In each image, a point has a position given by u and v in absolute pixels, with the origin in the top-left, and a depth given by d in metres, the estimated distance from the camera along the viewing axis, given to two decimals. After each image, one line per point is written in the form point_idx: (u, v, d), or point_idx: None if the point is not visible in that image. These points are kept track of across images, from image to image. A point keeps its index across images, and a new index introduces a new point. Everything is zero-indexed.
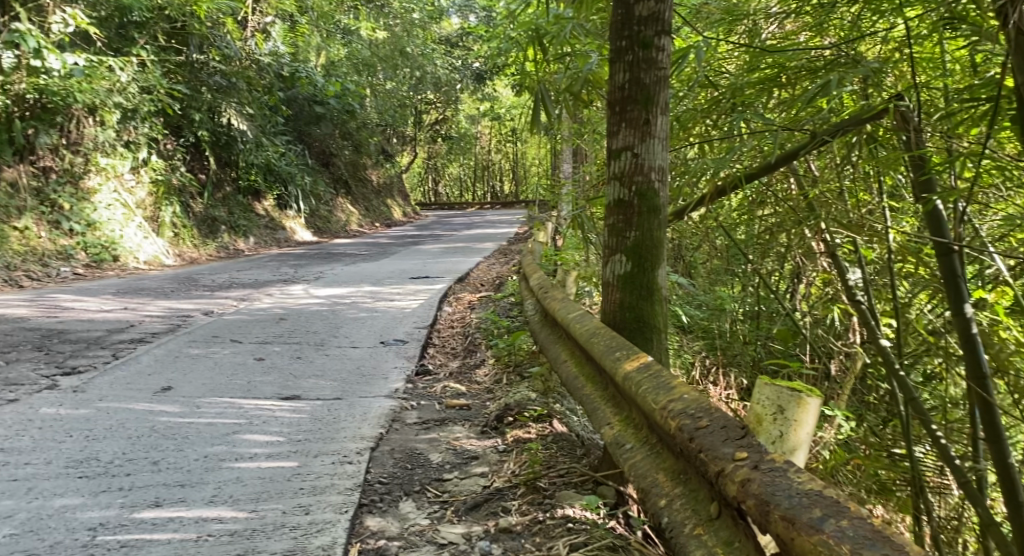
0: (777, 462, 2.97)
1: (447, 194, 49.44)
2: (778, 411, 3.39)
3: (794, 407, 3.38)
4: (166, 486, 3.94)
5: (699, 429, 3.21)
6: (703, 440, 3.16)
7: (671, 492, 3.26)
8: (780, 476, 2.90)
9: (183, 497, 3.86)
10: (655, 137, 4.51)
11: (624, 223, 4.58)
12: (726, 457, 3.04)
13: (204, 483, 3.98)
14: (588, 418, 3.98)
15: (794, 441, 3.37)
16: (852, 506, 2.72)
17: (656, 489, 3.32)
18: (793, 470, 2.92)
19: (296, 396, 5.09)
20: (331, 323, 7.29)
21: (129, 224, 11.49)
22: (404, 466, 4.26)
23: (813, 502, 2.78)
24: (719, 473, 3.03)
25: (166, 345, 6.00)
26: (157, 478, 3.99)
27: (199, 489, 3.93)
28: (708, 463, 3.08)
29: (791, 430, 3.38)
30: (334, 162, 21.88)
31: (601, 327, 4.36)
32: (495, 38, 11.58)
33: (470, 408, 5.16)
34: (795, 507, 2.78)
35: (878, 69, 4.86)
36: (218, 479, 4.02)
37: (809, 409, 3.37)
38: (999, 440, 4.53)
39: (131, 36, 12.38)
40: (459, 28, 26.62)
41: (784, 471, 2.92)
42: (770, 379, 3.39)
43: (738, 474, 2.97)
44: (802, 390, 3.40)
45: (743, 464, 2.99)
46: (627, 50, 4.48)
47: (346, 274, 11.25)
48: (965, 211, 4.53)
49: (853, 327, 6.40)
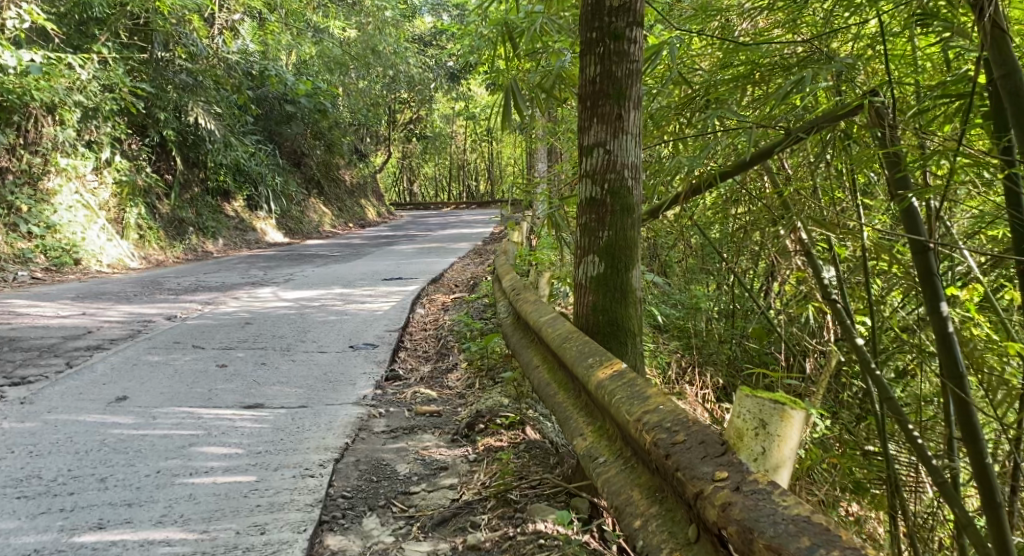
0: (760, 483, 2.85)
1: (421, 194, 49.13)
2: (761, 425, 2.96)
3: (777, 421, 2.95)
4: (111, 505, 3.75)
5: (675, 445, 3.08)
6: (681, 458, 3.03)
7: (645, 510, 3.12)
8: (764, 501, 2.79)
9: (129, 517, 3.68)
10: (628, 133, 4.37)
11: (597, 223, 4.44)
12: (706, 478, 2.92)
13: (153, 502, 3.79)
14: (559, 428, 3.84)
15: (778, 459, 2.95)
16: (842, 534, 2.61)
17: (630, 507, 3.17)
18: (778, 493, 2.80)
19: (259, 404, 4.90)
20: (298, 326, 7.09)
21: (92, 226, 11.24)
22: (370, 479, 4.09)
23: (800, 531, 2.68)
24: (698, 495, 2.91)
25: (123, 352, 5.79)
26: (102, 497, 3.80)
27: (147, 508, 3.75)
28: (687, 483, 2.95)
29: (776, 446, 2.95)
30: (305, 162, 21.62)
31: (573, 331, 4.21)
32: (467, 34, 11.41)
33: (441, 414, 4.99)
34: (781, 536, 2.68)
35: (852, 64, 4.75)
36: (169, 496, 3.84)
37: (794, 423, 2.94)
38: (976, 441, 4.42)
39: (92, 33, 12.15)
40: (432, 27, 26.46)
41: (767, 494, 2.81)
42: (751, 390, 2.95)
43: (719, 497, 2.85)
44: (786, 400, 2.96)
45: (724, 486, 2.87)
46: (597, 42, 4.34)
47: (317, 275, 11.04)
48: (943, 208, 4.42)
49: (828, 325, 6.30)
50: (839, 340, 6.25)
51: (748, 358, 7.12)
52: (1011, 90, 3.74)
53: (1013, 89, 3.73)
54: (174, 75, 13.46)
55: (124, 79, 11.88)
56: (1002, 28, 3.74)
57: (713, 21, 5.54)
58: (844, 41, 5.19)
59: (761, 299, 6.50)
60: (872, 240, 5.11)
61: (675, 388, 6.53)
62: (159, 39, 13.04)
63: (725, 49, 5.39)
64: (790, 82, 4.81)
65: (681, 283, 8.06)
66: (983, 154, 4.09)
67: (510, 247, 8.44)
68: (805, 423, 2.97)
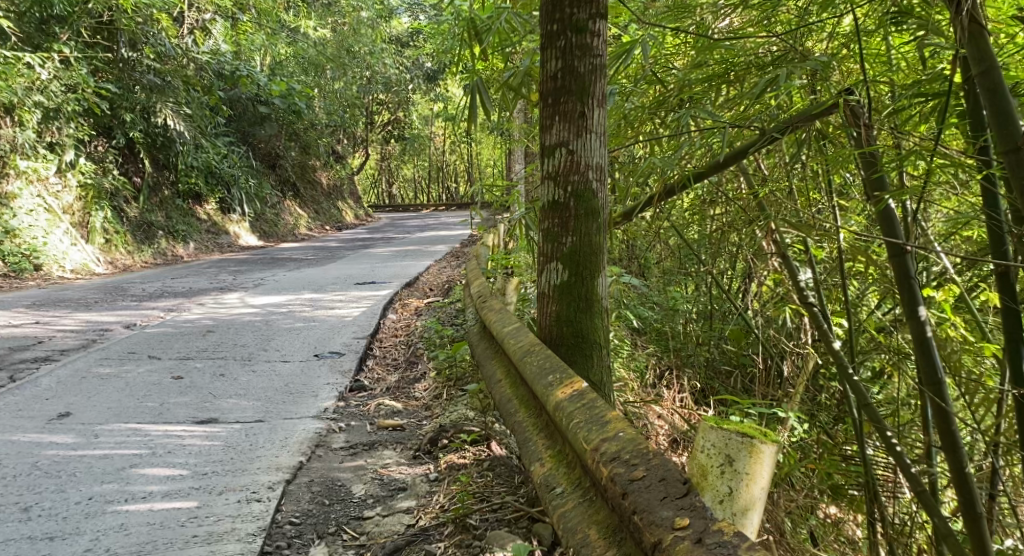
0: (725, 535, 2.64)
1: (400, 196, 48.70)
2: (726, 461, 2.88)
3: (745, 457, 2.88)
4: (32, 539, 3.53)
5: (634, 481, 2.87)
6: (638, 498, 2.82)
7: (603, 551, 2.88)
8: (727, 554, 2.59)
9: (49, 552, 3.46)
10: (592, 131, 4.16)
11: (560, 228, 4.22)
12: (665, 525, 2.72)
13: (79, 534, 3.57)
14: (519, 450, 3.62)
15: (746, 499, 2.87)
16: None
17: (586, 549, 2.93)
18: (744, 547, 2.60)
19: (212, 420, 4.69)
20: (262, 334, 6.83)
21: (54, 230, 10.96)
22: (321, 502, 3.90)
23: None
24: (656, 544, 2.70)
25: (72, 364, 5.57)
26: (22, 530, 3.58)
27: (71, 541, 3.53)
28: (644, 530, 2.75)
29: (743, 485, 2.87)
30: (280, 164, 21.26)
31: (534, 344, 4.00)
32: (441, 33, 11.23)
33: (405, 428, 4.78)
34: None
35: (827, 62, 4.60)
36: (98, 527, 3.62)
37: (762, 459, 2.87)
38: (955, 448, 4.27)
39: (53, 31, 11.84)
40: (409, 28, 26.19)
41: (733, 548, 2.60)
42: (716, 422, 2.89)
43: (678, 548, 2.64)
44: (754, 434, 2.90)
45: (685, 536, 2.67)
46: (558, 35, 4.12)
47: (287, 280, 10.77)
48: (917, 209, 4.27)
49: (805, 327, 6.14)
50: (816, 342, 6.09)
51: (727, 362, 6.88)
52: (989, 87, 3.54)
53: (991, 86, 3.53)
54: (142, 75, 13.18)
55: (87, 79, 11.74)
56: (980, 21, 3.54)
57: (690, 19, 5.34)
58: (821, 40, 5.05)
59: (737, 301, 6.33)
60: (848, 241, 4.96)
61: (650, 393, 6.34)
62: (124, 38, 12.70)
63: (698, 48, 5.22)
64: (764, 80, 4.65)
65: (658, 285, 7.84)
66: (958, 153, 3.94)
67: (483, 252, 8.21)
68: (776, 458, 2.90)
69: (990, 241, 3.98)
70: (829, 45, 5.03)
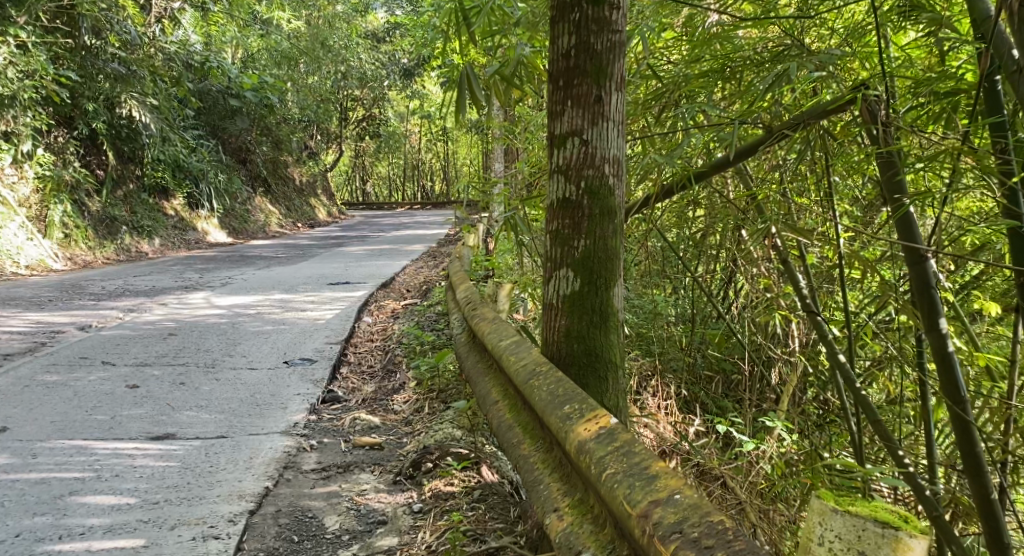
0: None
1: (375, 193, 48.04)
2: None
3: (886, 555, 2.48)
4: None
5: None
6: None
7: None
8: None
9: None
10: (609, 120, 3.77)
11: (571, 229, 3.82)
12: None
13: None
14: (525, 490, 3.21)
15: None
16: None
17: None
18: None
19: (168, 436, 4.25)
20: (228, 338, 6.36)
21: (9, 224, 10.40)
22: (289, 539, 3.47)
23: None
24: None
25: (15, 372, 5.08)
26: None
27: None
28: None
29: None
30: (251, 160, 20.67)
31: (541, 364, 3.60)
32: (421, 27, 10.87)
33: (383, 447, 4.37)
34: None
35: (840, 56, 4.15)
36: None
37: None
38: (981, 474, 3.84)
39: (8, 14, 10.88)
40: (385, 24, 25.79)
41: None
42: (847, 513, 2.48)
43: None
44: (895, 526, 2.49)
45: None
46: (572, 8, 3.73)
47: (257, 279, 10.27)
48: (943, 213, 3.84)
49: (792, 333, 5.62)
50: (807, 346, 5.62)
51: (708, 367, 6.22)
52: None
53: None
54: (106, 63, 12.49)
55: (46, 66, 11.09)
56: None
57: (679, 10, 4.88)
58: (820, 37, 4.66)
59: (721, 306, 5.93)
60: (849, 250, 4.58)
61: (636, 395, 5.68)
62: (88, 24, 11.91)
63: (692, 42, 4.80)
64: (769, 76, 4.20)
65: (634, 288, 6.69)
66: (982, 149, 3.52)
67: (464, 253, 7.87)
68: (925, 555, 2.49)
69: (1012, 246, 3.59)
70: (828, 42, 4.64)
